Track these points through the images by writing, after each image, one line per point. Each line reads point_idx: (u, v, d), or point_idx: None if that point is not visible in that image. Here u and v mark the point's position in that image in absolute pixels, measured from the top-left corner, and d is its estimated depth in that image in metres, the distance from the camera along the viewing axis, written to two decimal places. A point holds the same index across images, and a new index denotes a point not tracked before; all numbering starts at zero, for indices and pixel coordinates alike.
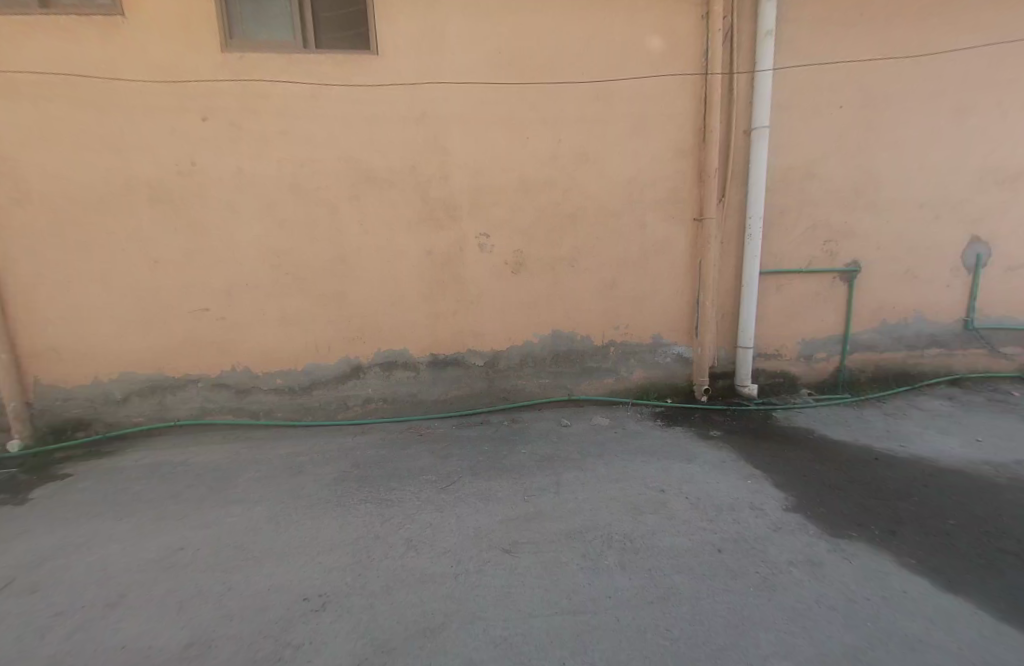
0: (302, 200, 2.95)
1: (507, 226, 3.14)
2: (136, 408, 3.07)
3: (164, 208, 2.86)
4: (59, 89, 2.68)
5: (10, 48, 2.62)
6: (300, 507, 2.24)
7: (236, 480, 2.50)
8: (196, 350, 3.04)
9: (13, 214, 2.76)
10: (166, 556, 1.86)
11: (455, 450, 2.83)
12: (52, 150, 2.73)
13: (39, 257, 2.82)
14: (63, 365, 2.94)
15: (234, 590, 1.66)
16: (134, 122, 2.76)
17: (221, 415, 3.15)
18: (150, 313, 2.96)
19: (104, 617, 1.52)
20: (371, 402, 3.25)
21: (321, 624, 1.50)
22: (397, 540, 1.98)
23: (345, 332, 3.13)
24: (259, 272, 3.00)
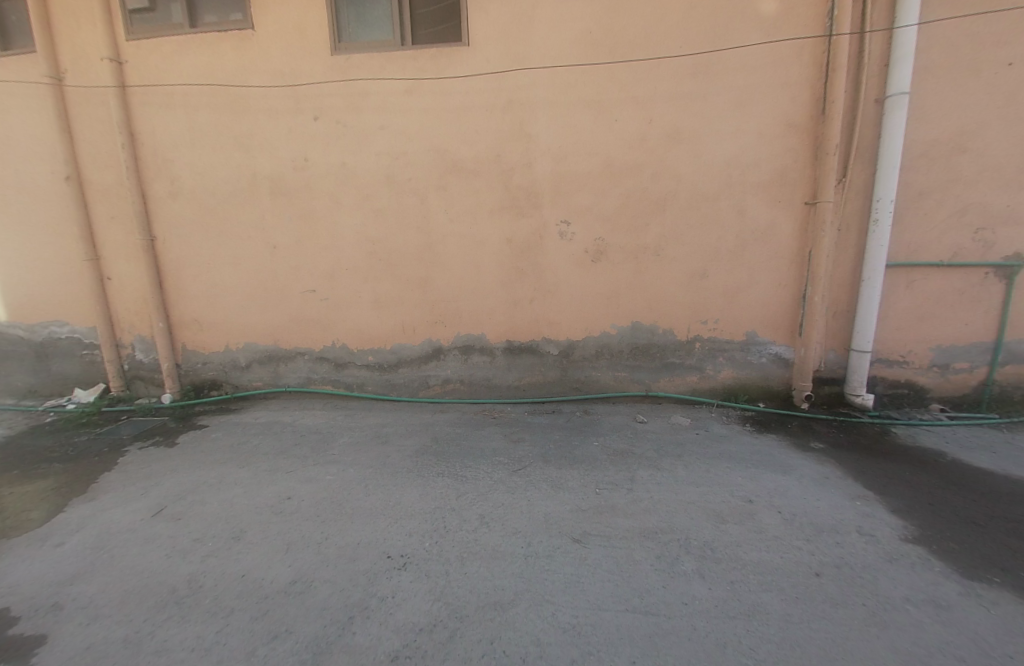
0: (395, 190, 3.14)
1: (588, 212, 3.05)
2: (255, 374, 3.54)
3: (281, 199, 3.23)
4: (204, 99, 3.14)
5: (171, 65, 3.12)
6: (385, 473, 2.42)
7: (333, 443, 2.78)
8: (303, 327, 3.41)
9: (170, 205, 3.31)
10: (276, 503, 2.13)
11: (527, 436, 2.86)
12: (198, 151, 3.21)
13: (188, 242, 3.35)
14: (202, 334, 3.49)
15: (330, 540, 1.86)
16: (259, 124, 3.14)
17: (321, 386, 3.51)
18: (268, 292, 3.37)
19: (231, 548, 1.80)
20: (449, 383, 3.40)
21: (403, 581, 1.63)
22: (471, 514, 2.06)
23: (428, 315, 3.30)
24: (355, 257, 3.26)
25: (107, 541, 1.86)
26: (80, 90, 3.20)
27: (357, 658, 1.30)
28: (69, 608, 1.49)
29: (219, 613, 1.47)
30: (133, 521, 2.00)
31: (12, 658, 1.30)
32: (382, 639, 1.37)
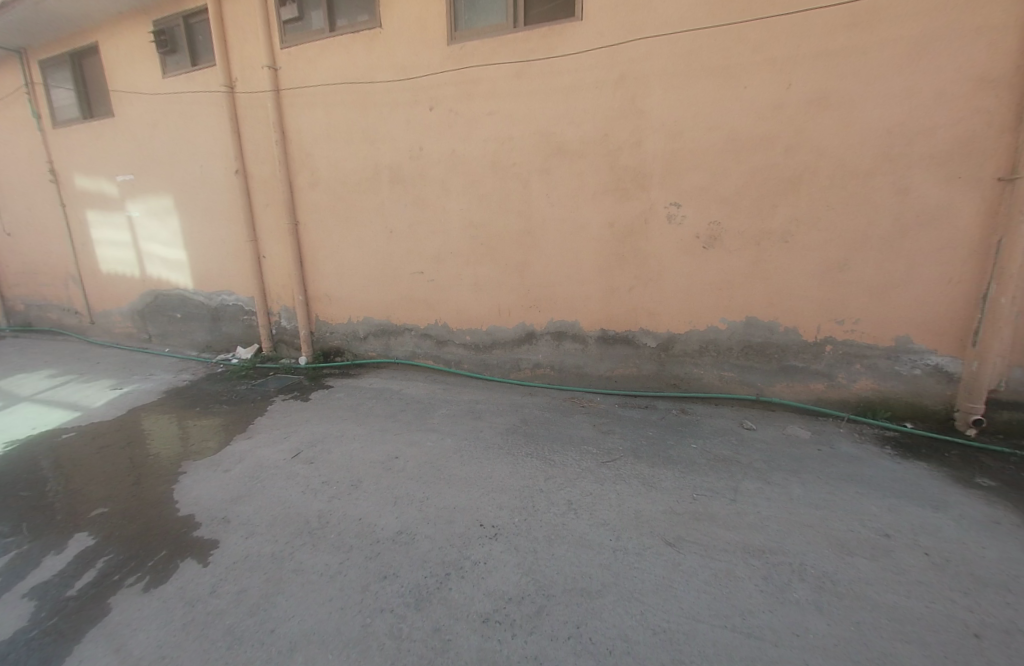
0: (499, 175, 3.20)
1: (703, 194, 2.79)
2: (370, 345, 3.97)
3: (398, 186, 3.51)
4: (338, 96, 3.51)
5: (314, 68, 3.54)
6: (478, 447, 2.54)
7: (433, 413, 3.00)
8: (410, 305, 3.71)
9: (309, 194, 3.80)
10: (385, 460, 2.38)
11: (617, 428, 2.77)
12: (333, 144, 3.62)
13: (322, 226, 3.83)
14: (330, 307, 3.99)
15: (430, 501, 2.01)
16: (383, 116, 3.42)
17: (424, 360, 3.81)
18: (383, 272, 3.73)
19: (349, 494, 2.06)
20: (540, 367, 3.43)
21: (494, 550, 1.71)
22: (559, 498, 2.07)
23: (524, 299, 3.35)
24: (459, 241, 3.43)
25: (259, 472, 2.26)
26: (247, 96, 3.80)
27: (453, 613, 1.41)
28: (234, 522, 1.86)
29: (341, 548, 1.70)
30: (277, 459, 2.40)
31: (196, 554, 1.67)
32: (474, 600, 1.46)
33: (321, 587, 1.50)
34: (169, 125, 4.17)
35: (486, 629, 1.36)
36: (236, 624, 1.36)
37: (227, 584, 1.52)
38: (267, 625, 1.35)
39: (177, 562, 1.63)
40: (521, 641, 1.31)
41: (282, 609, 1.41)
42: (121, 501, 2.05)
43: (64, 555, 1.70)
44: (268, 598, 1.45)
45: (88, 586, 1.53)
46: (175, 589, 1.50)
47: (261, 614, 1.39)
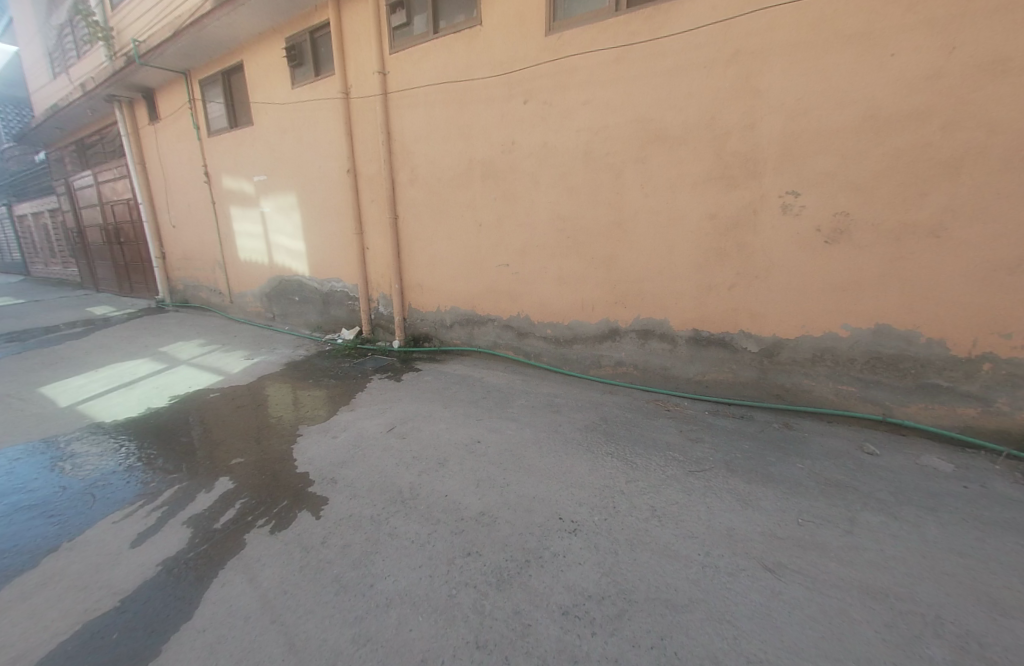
0: (591, 166, 3.12)
1: (828, 182, 2.45)
2: (456, 334, 4.16)
3: (489, 180, 3.60)
4: (439, 95, 3.69)
5: (418, 69, 3.75)
6: (557, 440, 2.53)
7: (513, 403, 3.06)
8: (495, 296, 3.81)
9: (408, 189, 4.07)
10: (468, 443, 2.48)
11: (707, 437, 2.58)
12: (431, 141, 3.82)
13: (418, 219, 4.08)
14: (422, 296, 4.26)
15: (510, 487, 2.06)
16: (478, 111, 3.52)
17: (505, 351, 3.89)
18: (471, 263, 3.87)
19: (436, 471, 2.19)
20: (623, 365, 3.31)
21: (573, 545, 1.70)
22: (641, 502, 1.98)
23: (610, 294, 3.25)
24: (546, 234, 3.43)
25: (359, 442, 2.49)
26: (359, 100, 4.17)
27: (533, 599, 1.43)
28: (340, 483, 2.07)
29: (429, 520, 1.81)
30: (374, 432, 2.63)
31: (309, 507, 1.90)
32: (554, 591, 1.47)
33: (411, 553, 1.62)
34: (296, 131, 4.73)
35: (565, 621, 1.36)
36: (341, 574, 1.52)
37: (334, 538, 1.71)
38: (367, 580, 1.49)
39: (294, 512, 1.87)
40: (601, 642, 1.29)
41: (379, 567, 1.55)
42: (252, 454, 2.41)
43: (212, 494, 2.04)
44: (368, 556, 1.61)
45: (229, 522, 1.82)
46: (293, 535, 1.72)
47: (361, 569, 1.54)
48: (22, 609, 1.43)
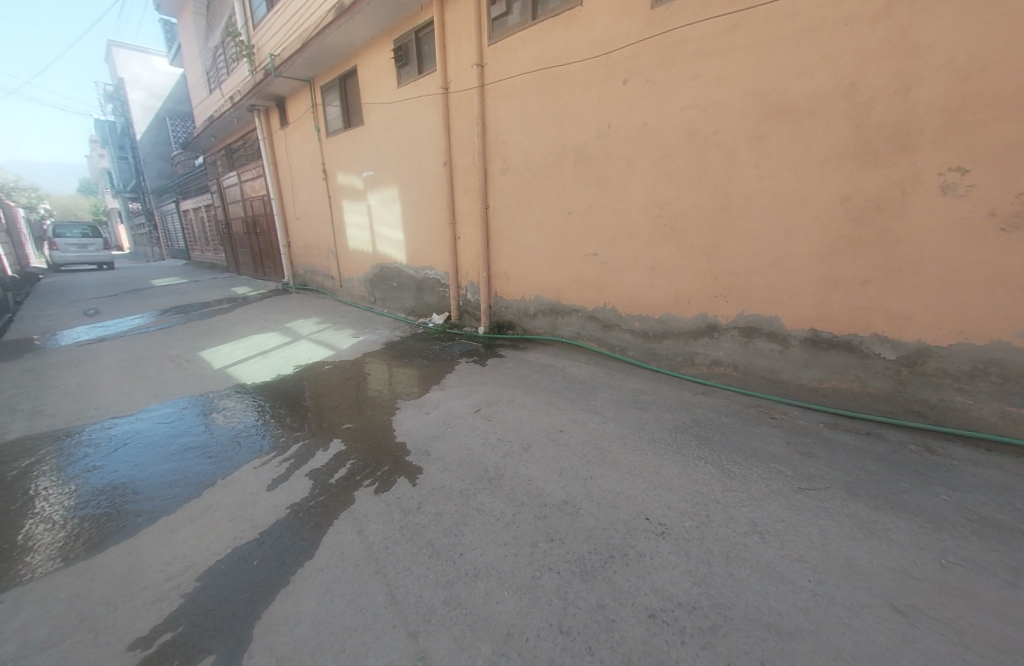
0: (696, 147, 2.88)
1: (1013, 153, 1.97)
2: (539, 322, 4.19)
3: (582, 167, 3.51)
4: (535, 83, 3.67)
5: (515, 57, 3.77)
6: (643, 437, 2.42)
7: (596, 395, 3.00)
8: (582, 286, 3.74)
9: (500, 179, 4.14)
10: (551, 432, 2.48)
11: (821, 451, 2.28)
12: (525, 130, 3.83)
13: (508, 209, 4.14)
14: (508, 284, 4.35)
15: (594, 480, 2.02)
16: (575, 96, 3.44)
17: (588, 342, 3.82)
18: (559, 252, 3.83)
19: (520, 455, 2.23)
20: (719, 365, 3.05)
21: (661, 548, 1.62)
22: (739, 514, 1.81)
23: (709, 287, 3.00)
24: (640, 222, 3.26)
25: (449, 419, 2.65)
26: (458, 94, 4.32)
27: (617, 596, 1.40)
28: (432, 456, 2.22)
29: (513, 501, 1.86)
30: (461, 411, 2.76)
31: (406, 475, 2.07)
32: (640, 591, 1.42)
33: (497, 530, 1.68)
34: (400, 127, 5.07)
35: (651, 624, 1.31)
36: (434, 539, 1.64)
37: (428, 505, 1.83)
38: (457, 549, 1.58)
39: (394, 477, 2.05)
40: (691, 653, 1.22)
41: (467, 539, 1.63)
42: (358, 421, 2.69)
43: (328, 452, 2.33)
44: (458, 526, 1.70)
45: (342, 478, 2.06)
46: (393, 497, 1.90)
47: (452, 538, 1.64)
48: (192, 528, 1.77)
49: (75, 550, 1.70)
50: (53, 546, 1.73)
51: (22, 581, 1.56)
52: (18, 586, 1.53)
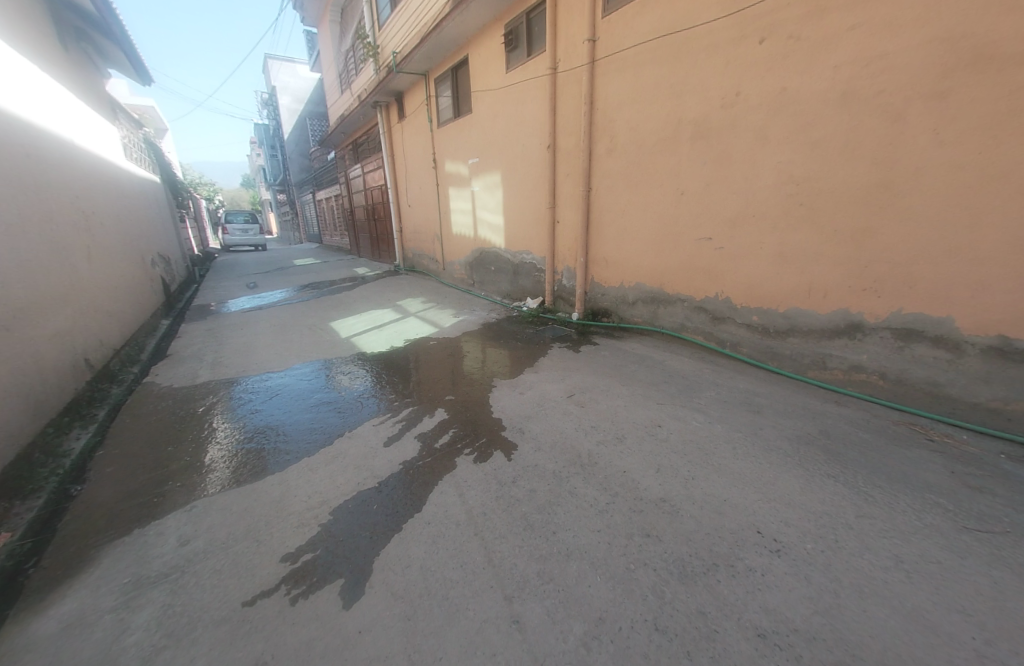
0: (850, 112, 2.44)
1: None
2: (638, 311, 4.00)
3: (701, 143, 3.20)
4: (652, 52, 3.42)
5: (631, 28, 3.54)
6: (756, 444, 2.18)
7: (701, 392, 2.78)
8: (691, 274, 3.46)
9: (606, 160, 3.97)
10: (649, 425, 2.37)
11: (1003, 487, 1.82)
12: (637, 106, 3.61)
13: (612, 191, 3.97)
14: (607, 270, 4.20)
15: (696, 481, 1.89)
16: (697, 64, 3.13)
17: (694, 335, 3.55)
18: (667, 237, 3.58)
19: (615, 445, 2.18)
20: (859, 371, 2.61)
21: (774, 566, 1.46)
22: (878, 546, 1.55)
23: (854, 279, 2.56)
24: (767, 203, 2.88)
25: (543, 402, 2.68)
26: (567, 73, 4.22)
27: (721, 606, 1.30)
28: (527, 435, 2.29)
29: (607, 490, 1.83)
30: (555, 395, 2.78)
31: (502, 449, 2.16)
32: (748, 607, 1.30)
33: (591, 516, 1.67)
34: (506, 112, 5.14)
35: (761, 644, 1.19)
36: (528, 514, 1.69)
37: (522, 481, 1.89)
38: (550, 526, 1.61)
39: (491, 449, 2.16)
40: None
41: (560, 519, 1.65)
42: (459, 394, 2.87)
43: (433, 419, 2.53)
44: (552, 505, 1.73)
45: (445, 444, 2.23)
46: (490, 468, 2.00)
47: (545, 516, 1.67)
48: (325, 470, 2.07)
49: (242, 474, 2.11)
50: (228, 469, 2.17)
51: (209, 492, 1.98)
52: (206, 496, 1.95)
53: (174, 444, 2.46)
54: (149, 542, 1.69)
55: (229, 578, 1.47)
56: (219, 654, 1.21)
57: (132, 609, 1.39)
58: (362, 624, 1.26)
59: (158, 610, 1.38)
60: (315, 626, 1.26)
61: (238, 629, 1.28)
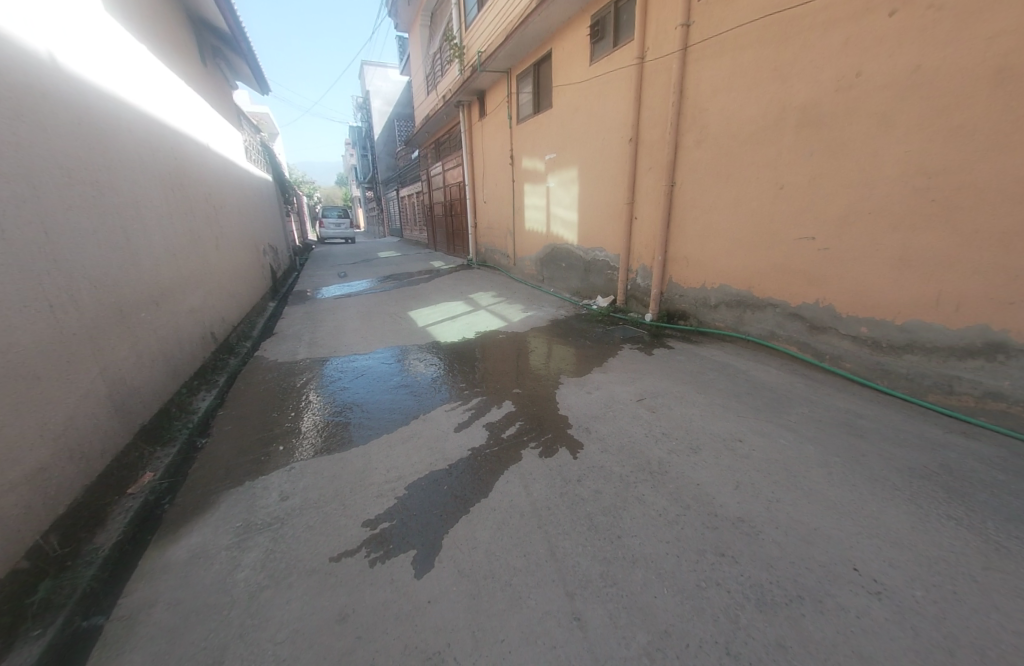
0: (1009, 90, 2.03)
1: None
2: (721, 315, 3.74)
3: (808, 132, 2.88)
4: (755, 35, 3.13)
5: (731, 10, 3.28)
6: (856, 471, 1.94)
7: (791, 407, 2.52)
8: (786, 278, 3.15)
9: (694, 153, 3.74)
10: (728, 439, 2.21)
11: None
12: (734, 94, 3.35)
13: (699, 186, 3.73)
14: (688, 270, 3.97)
15: (780, 504, 1.73)
16: (809, 44, 2.81)
17: (785, 344, 3.24)
18: (760, 236, 3.29)
19: (688, 455, 2.07)
20: (999, 398, 2.20)
21: (874, 609, 1.29)
22: (1014, 607, 1.29)
23: (1000, 290, 2.15)
24: (888, 198, 2.51)
25: (611, 403, 2.62)
26: (655, 63, 4.03)
27: (805, 643, 1.18)
28: (593, 435, 2.25)
29: (677, 500, 1.75)
30: (624, 397, 2.70)
31: (568, 446, 2.15)
32: (838, 650, 1.16)
33: (659, 526, 1.61)
34: (588, 106, 5.05)
35: None
36: (593, 514, 1.67)
37: (587, 480, 1.88)
38: (615, 530, 1.58)
39: (557, 445, 2.17)
40: None
41: (626, 524, 1.61)
42: (526, 388, 2.91)
43: (501, 410, 2.60)
44: (618, 508, 1.70)
45: (512, 436, 2.28)
46: (555, 463, 2.00)
47: (611, 519, 1.64)
48: (401, 448, 2.22)
49: (331, 443, 2.34)
50: (320, 438, 2.42)
51: (304, 456, 2.23)
52: (302, 460, 2.20)
53: (277, 411, 2.80)
54: (258, 494, 1.95)
55: (319, 535, 1.65)
56: (309, 599, 1.37)
57: (242, 549, 1.62)
58: (430, 595, 1.34)
59: (263, 553, 1.59)
60: (390, 589, 1.37)
61: (325, 580, 1.43)
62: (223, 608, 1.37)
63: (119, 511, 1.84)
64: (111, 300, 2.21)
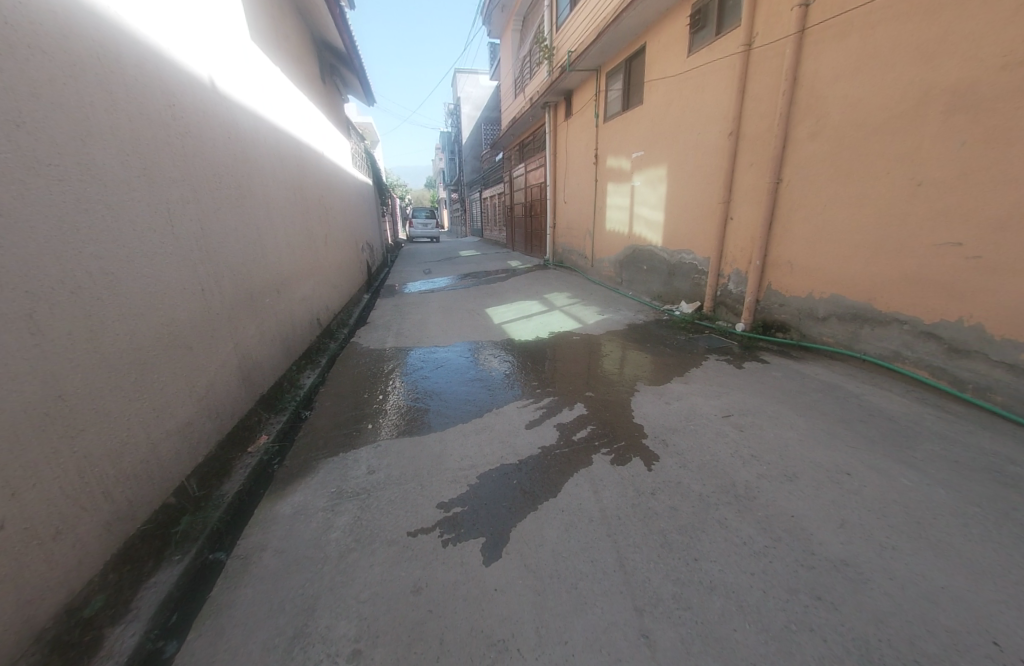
0: None
1: None
2: (829, 329, 3.31)
3: (961, 117, 2.42)
4: (896, 7, 2.71)
5: None
6: (1008, 528, 1.59)
7: (917, 442, 2.15)
8: (919, 290, 2.69)
9: (807, 146, 3.35)
10: (831, 470, 1.95)
11: None
12: (862, 78, 2.93)
13: (811, 184, 3.33)
14: (791, 277, 3.58)
15: (898, 552, 1.49)
16: (969, 13, 2.36)
17: (911, 367, 2.77)
18: (886, 240, 2.84)
19: (781, 482, 1.86)
20: None
21: None
22: None
23: None
24: None
25: (692, 416, 2.46)
26: (765, 49, 3.68)
27: None
28: (671, 448, 2.13)
29: (767, 530, 1.58)
30: (708, 411, 2.52)
31: (642, 456, 2.06)
32: None
33: (742, 554, 1.48)
34: (682, 100, 4.78)
35: None
36: (668, 531, 1.58)
37: (663, 495, 1.79)
38: (692, 551, 1.49)
39: (630, 454, 2.09)
40: None
41: (704, 547, 1.50)
42: (599, 392, 2.85)
43: (572, 412, 2.57)
44: (696, 529, 1.59)
45: (583, 439, 2.25)
46: (628, 472, 1.94)
47: (687, 539, 1.54)
48: (475, 439, 2.31)
49: (411, 427, 2.52)
50: (401, 420, 2.61)
51: (387, 436, 2.42)
52: (385, 439, 2.40)
53: (367, 393, 3.07)
54: (348, 466, 2.16)
55: (399, 511, 1.78)
56: (387, 567, 1.49)
57: (335, 512, 1.81)
58: (497, 584, 1.38)
59: (351, 519, 1.76)
60: (459, 571, 1.44)
61: (402, 553, 1.54)
62: (317, 562, 1.55)
63: (241, 466, 2.16)
64: (244, 286, 2.61)
